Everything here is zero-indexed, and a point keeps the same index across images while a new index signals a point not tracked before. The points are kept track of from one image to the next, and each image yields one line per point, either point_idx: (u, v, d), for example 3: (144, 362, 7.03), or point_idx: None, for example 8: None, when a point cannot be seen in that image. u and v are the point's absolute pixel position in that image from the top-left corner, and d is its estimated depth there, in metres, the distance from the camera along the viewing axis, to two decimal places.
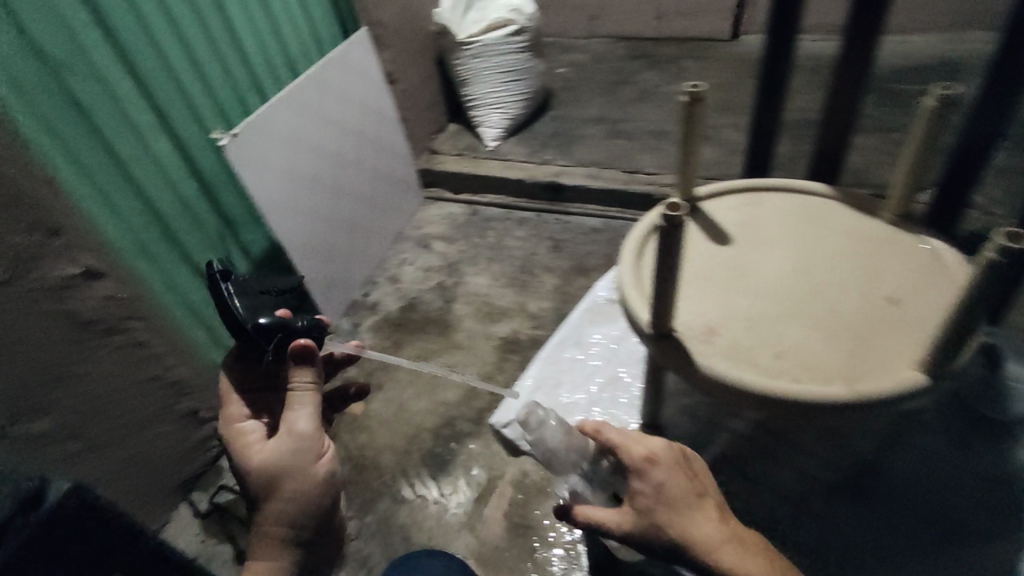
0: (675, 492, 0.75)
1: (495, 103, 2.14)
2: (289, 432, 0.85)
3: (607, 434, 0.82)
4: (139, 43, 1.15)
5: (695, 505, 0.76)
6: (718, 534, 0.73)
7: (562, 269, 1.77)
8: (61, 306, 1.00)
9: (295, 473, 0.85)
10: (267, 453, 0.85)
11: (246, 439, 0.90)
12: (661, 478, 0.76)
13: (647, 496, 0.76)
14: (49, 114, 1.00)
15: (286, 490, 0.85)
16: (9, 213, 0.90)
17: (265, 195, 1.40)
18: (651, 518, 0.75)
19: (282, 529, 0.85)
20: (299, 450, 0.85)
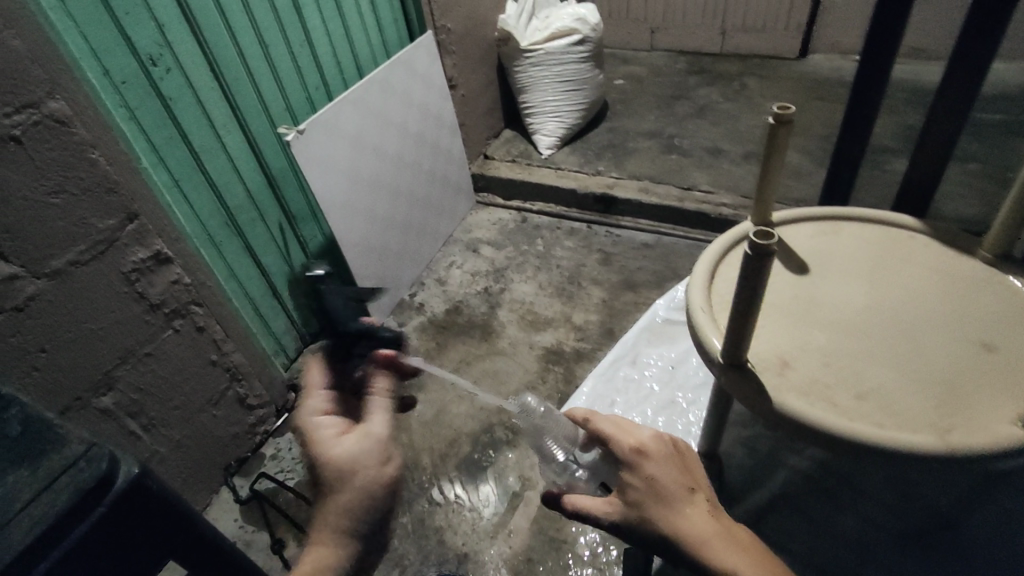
0: (667, 485, 0.67)
1: (553, 112, 2.13)
2: (368, 431, 0.71)
3: (597, 421, 0.76)
4: (221, 40, 1.19)
5: (689, 499, 0.67)
6: (713, 530, 0.64)
7: (610, 283, 1.75)
8: (132, 288, 1.04)
9: (366, 473, 0.69)
10: (343, 447, 0.70)
11: (324, 432, 0.71)
12: (653, 469, 0.68)
13: (636, 489, 0.67)
14: (133, 105, 1.05)
15: (354, 487, 0.69)
16: (91, 197, 0.94)
17: (327, 193, 1.43)
18: (641, 511, 0.67)
19: (339, 536, 0.69)
20: (378, 452, 0.70)
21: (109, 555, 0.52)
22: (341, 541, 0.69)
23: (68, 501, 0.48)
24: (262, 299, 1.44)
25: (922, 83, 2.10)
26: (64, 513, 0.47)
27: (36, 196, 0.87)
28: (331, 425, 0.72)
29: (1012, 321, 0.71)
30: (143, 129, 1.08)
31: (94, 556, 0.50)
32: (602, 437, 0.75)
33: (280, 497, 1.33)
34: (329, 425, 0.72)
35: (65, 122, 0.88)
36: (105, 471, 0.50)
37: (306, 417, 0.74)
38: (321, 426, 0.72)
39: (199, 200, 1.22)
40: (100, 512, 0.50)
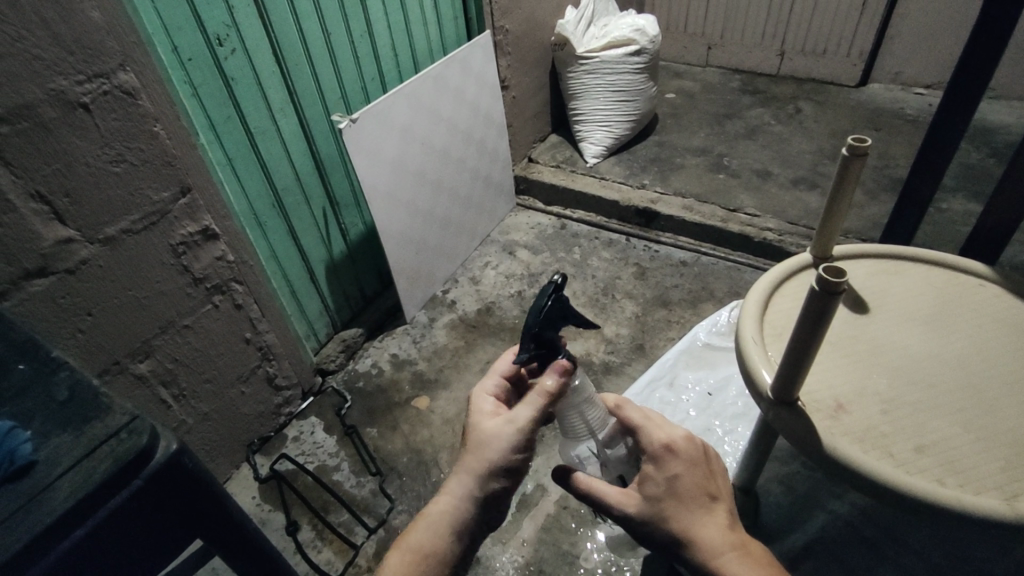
0: (687, 487, 0.65)
1: (602, 121, 2.11)
2: (512, 419, 0.68)
3: (630, 408, 0.73)
4: (285, 24, 1.20)
5: (707, 507, 0.65)
6: (725, 541, 0.63)
7: (644, 298, 1.72)
8: (178, 261, 1.06)
9: (493, 452, 0.67)
10: (486, 427, 0.69)
11: (479, 408, 0.73)
12: (678, 470, 0.66)
13: (656, 485, 0.66)
14: (196, 82, 1.08)
15: (478, 461, 0.67)
16: (150, 168, 0.96)
17: (373, 183, 1.44)
18: (658, 508, 0.65)
19: (457, 505, 0.67)
20: (512, 441, 0.67)
21: (141, 527, 0.52)
22: (458, 513, 0.67)
23: (107, 470, 0.48)
24: (300, 283, 1.46)
25: (989, 122, 2.02)
26: (101, 483, 0.48)
27: (99, 162, 0.89)
28: (488, 406, 0.73)
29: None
30: (203, 106, 1.10)
31: (125, 525, 0.51)
32: (630, 427, 0.72)
33: (299, 479, 1.34)
34: (487, 402, 0.73)
35: (132, 93, 0.90)
36: (144, 446, 0.50)
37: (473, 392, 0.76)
38: (481, 400, 0.74)
39: (250, 180, 1.24)
40: (136, 485, 0.50)
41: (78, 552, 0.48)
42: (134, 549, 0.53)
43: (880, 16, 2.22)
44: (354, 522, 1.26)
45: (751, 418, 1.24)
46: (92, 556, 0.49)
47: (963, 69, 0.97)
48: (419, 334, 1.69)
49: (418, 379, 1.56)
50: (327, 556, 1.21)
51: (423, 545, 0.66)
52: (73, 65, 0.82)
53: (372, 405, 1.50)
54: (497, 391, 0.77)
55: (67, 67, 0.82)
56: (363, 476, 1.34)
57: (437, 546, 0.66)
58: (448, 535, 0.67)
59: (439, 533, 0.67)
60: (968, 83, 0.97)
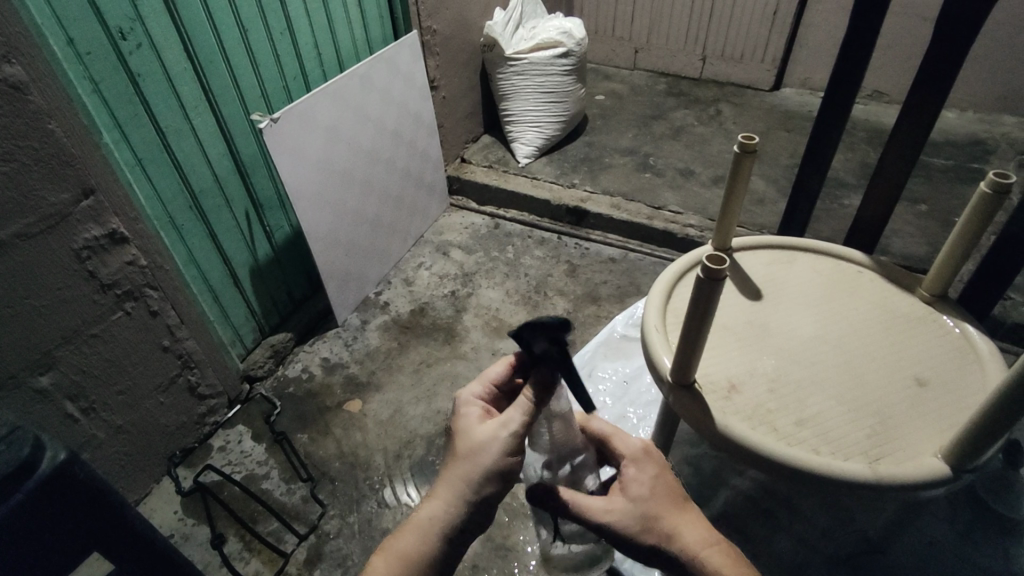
0: (666, 487, 0.70)
1: (533, 122, 2.14)
2: (507, 423, 0.67)
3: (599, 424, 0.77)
4: (197, 19, 1.16)
5: (682, 506, 0.69)
6: (703, 539, 0.67)
7: (575, 295, 1.76)
8: (82, 266, 1.01)
9: (486, 459, 0.66)
10: (480, 432, 0.68)
11: (470, 418, 0.71)
12: (656, 471, 0.71)
13: (639, 486, 0.69)
14: (99, 79, 1.03)
15: (469, 466, 0.66)
16: (46, 167, 0.91)
17: (296, 183, 1.41)
18: (647, 508, 0.67)
19: (446, 512, 0.66)
20: (507, 444, 0.66)
21: (32, 538, 0.54)
22: (449, 519, 0.66)
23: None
24: (222, 288, 1.41)
25: (886, 125, 2.19)
26: None
27: None
28: (477, 412, 0.72)
29: (958, 362, 0.74)
30: (106, 101, 1.05)
31: (11, 539, 0.52)
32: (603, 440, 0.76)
33: (224, 490, 1.30)
34: (475, 410, 0.72)
35: (22, 88, 0.85)
36: (26, 457, 0.53)
37: (460, 397, 0.75)
38: (470, 407, 0.73)
39: (163, 181, 1.20)
40: (21, 495, 0.53)
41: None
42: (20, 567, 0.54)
43: (790, 24, 2.36)
44: (284, 530, 1.24)
45: (660, 402, 1.30)
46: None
47: (849, 76, 1.05)
48: (351, 336, 1.67)
49: (350, 382, 1.54)
50: (256, 567, 1.18)
51: (410, 548, 0.66)
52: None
53: (303, 411, 1.47)
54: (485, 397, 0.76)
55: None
56: (293, 483, 1.32)
57: (421, 551, 0.66)
58: (434, 542, 0.66)
59: (426, 540, 0.66)
60: (855, 88, 1.05)
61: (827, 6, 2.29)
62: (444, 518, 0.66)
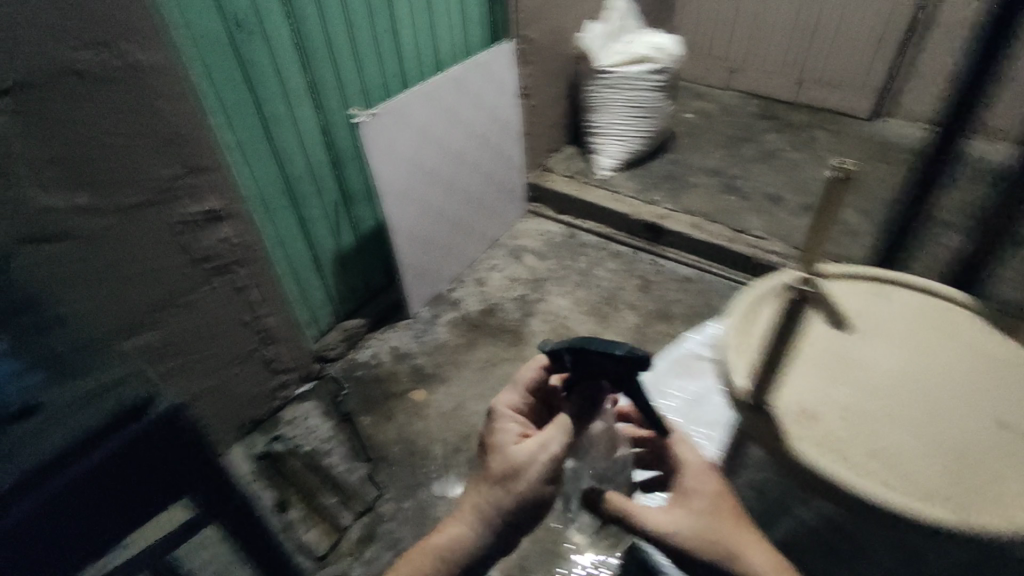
0: (727, 503, 0.71)
1: (617, 135, 2.13)
2: (546, 445, 0.69)
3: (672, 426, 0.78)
4: (308, 17, 1.25)
5: (746, 526, 0.69)
6: (772, 563, 0.67)
7: (645, 310, 1.75)
8: (185, 238, 1.10)
9: (521, 484, 0.68)
10: (515, 449, 0.69)
11: (504, 437, 0.73)
12: (717, 488, 0.72)
13: (700, 500, 0.71)
14: (216, 66, 1.13)
15: (502, 490, 0.68)
16: (165, 145, 1.00)
17: (386, 177, 1.47)
18: (708, 525, 0.69)
19: (470, 534, 0.69)
20: (544, 469, 0.68)
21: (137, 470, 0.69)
22: (473, 539, 0.69)
23: (111, 420, 0.66)
24: (306, 270, 1.50)
25: (1000, 164, 2.04)
26: (105, 428, 0.65)
27: (117, 137, 0.93)
28: (514, 429, 0.74)
29: None
30: (220, 88, 1.15)
31: (124, 470, 0.67)
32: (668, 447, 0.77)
33: (291, 461, 1.37)
34: (513, 426, 0.74)
35: (146, 70, 0.93)
36: (140, 403, 0.69)
37: (494, 406, 0.77)
38: (506, 424, 0.74)
39: (263, 165, 1.29)
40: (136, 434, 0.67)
41: (89, 477, 0.64)
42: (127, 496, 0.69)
43: (900, 52, 2.24)
44: (342, 505, 1.29)
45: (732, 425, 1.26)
46: (98, 482, 0.65)
47: None
48: (421, 329, 1.72)
49: (416, 372, 1.58)
50: (314, 537, 1.24)
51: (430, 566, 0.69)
52: (72, 31, 0.84)
53: (369, 395, 1.53)
54: (520, 409, 0.77)
55: (66, 32, 0.83)
56: (354, 462, 1.37)
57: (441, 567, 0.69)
58: (457, 561, 0.69)
59: (451, 556, 0.69)
60: None
61: (945, 35, 2.15)
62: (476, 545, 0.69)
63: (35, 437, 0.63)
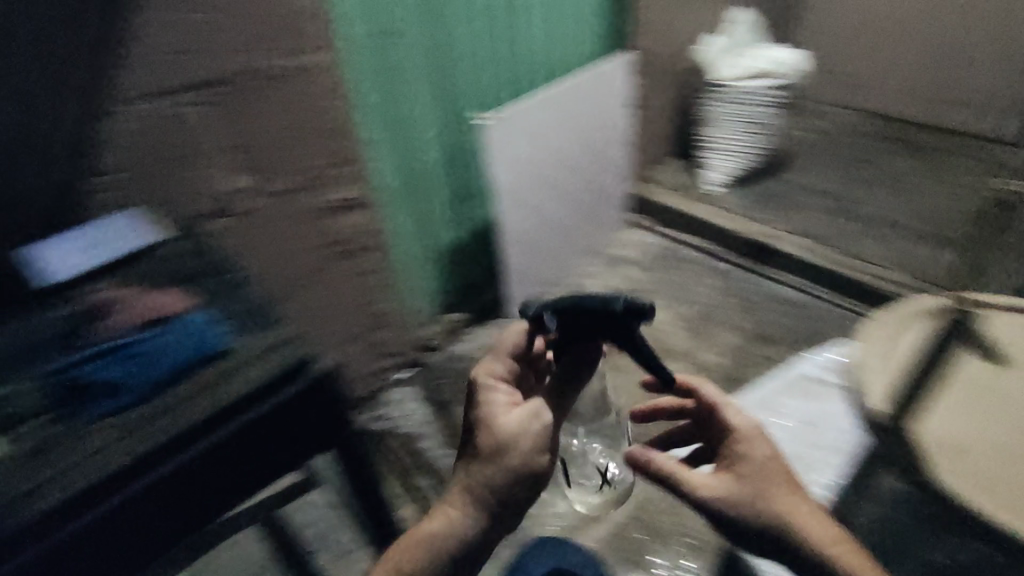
0: (774, 468, 0.77)
1: (729, 149, 2.08)
2: (540, 413, 0.76)
3: (709, 390, 0.84)
4: (440, 25, 1.34)
5: (794, 491, 0.77)
6: (829, 535, 0.75)
7: (744, 331, 1.71)
8: (325, 223, 1.18)
9: (512, 461, 0.73)
10: (507, 420, 0.75)
11: (493, 407, 0.77)
12: (764, 453, 0.78)
13: (748, 465, 0.77)
14: (364, 70, 1.22)
15: (493, 469, 0.73)
16: (316, 136, 1.08)
17: (504, 181, 1.54)
18: (757, 491, 0.75)
19: (463, 523, 0.74)
20: (535, 441, 0.74)
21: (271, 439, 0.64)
22: (465, 525, 0.74)
23: (261, 384, 0.61)
24: (422, 262, 1.58)
25: None
26: (255, 391, 0.61)
27: (280, 128, 1.03)
28: (502, 399, 0.77)
29: None
30: (366, 90, 1.25)
31: (252, 439, 0.62)
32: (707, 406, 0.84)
33: (391, 441, 1.45)
34: (501, 394, 0.78)
35: (313, 72, 1.03)
36: (295, 365, 0.63)
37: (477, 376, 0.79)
38: (493, 393, 0.78)
39: (396, 162, 1.39)
40: (272, 402, 0.62)
41: (217, 454, 0.60)
42: (246, 472, 0.64)
43: None
44: (436, 488, 1.35)
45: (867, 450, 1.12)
46: (218, 462, 0.61)
47: None
48: None
49: None
50: (409, 514, 1.31)
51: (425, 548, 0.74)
52: (257, 35, 0.94)
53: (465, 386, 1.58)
54: (506, 376, 0.80)
55: (252, 36, 0.93)
56: (449, 449, 1.43)
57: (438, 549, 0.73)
58: (449, 546, 0.74)
59: (446, 540, 0.74)
60: None
61: None
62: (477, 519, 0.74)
63: (166, 411, 0.58)
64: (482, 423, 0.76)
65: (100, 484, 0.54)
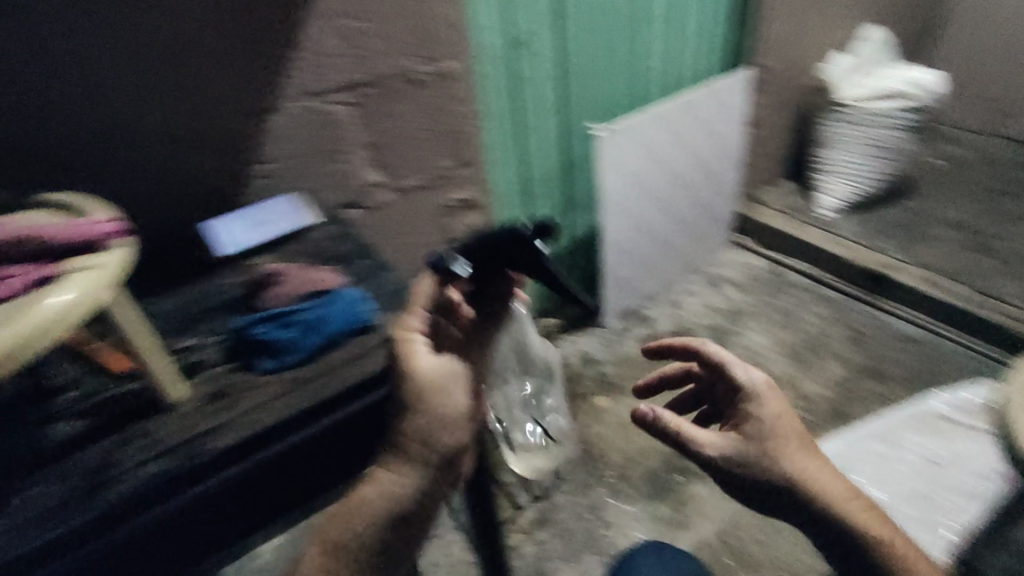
0: (786, 426, 0.74)
1: (851, 173, 1.97)
2: (462, 367, 0.66)
3: (714, 350, 0.82)
4: (568, 38, 1.37)
5: (805, 448, 0.73)
6: (844, 492, 0.72)
7: (854, 364, 1.62)
8: (444, 221, 1.25)
9: (441, 417, 0.64)
10: (434, 372, 0.63)
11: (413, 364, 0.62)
12: (774, 409, 0.75)
13: (754, 423, 0.74)
14: (494, 79, 1.28)
15: (423, 427, 0.63)
16: (444, 139, 1.15)
17: (611, 191, 1.55)
18: (759, 444, 0.73)
19: (395, 490, 0.63)
20: (462, 391, 0.65)
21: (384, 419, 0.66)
22: (396, 491, 0.63)
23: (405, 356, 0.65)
24: None
25: None
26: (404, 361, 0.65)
27: (415, 130, 1.10)
28: (423, 353, 0.63)
29: None
30: (493, 98, 1.30)
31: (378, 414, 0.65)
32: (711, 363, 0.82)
33: None
34: (423, 347, 0.63)
35: (450, 78, 1.09)
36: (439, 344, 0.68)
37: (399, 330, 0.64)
38: (414, 349, 0.63)
39: (511, 168, 1.44)
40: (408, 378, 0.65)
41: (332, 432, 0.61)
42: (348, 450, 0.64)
43: None
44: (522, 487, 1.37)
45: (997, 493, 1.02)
46: (333, 440, 0.62)
47: None
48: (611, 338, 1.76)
49: (601, 379, 1.63)
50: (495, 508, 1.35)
51: (356, 517, 0.63)
52: (404, 43, 1.01)
53: None
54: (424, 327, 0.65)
55: (401, 44, 1.01)
56: None
57: (372, 518, 0.63)
58: (384, 513, 0.63)
59: (378, 507, 0.63)
60: None
61: None
62: (414, 484, 0.63)
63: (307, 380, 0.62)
64: (397, 377, 0.62)
65: (263, 436, 0.57)
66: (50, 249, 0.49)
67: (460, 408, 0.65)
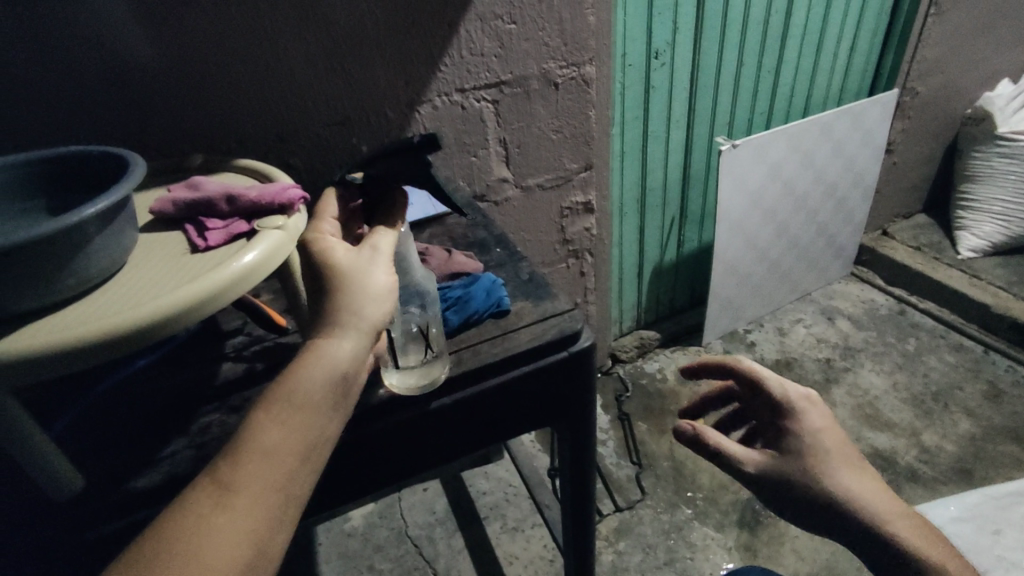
0: (828, 439, 0.67)
1: (1005, 213, 1.79)
2: (378, 246, 0.52)
3: (745, 364, 0.77)
4: (709, 50, 1.34)
5: (850, 463, 0.66)
6: (894, 510, 0.64)
7: (987, 421, 1.47)
8: (560, 221, 1.27)
9: (377, 291, 0.49)
10: (353, 253, 0.51)
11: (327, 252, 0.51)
12: (812, 422, 0.69)
13: (796, 438, 0.68)
14: (628, 86, 1.29)
15: (355, 300, 0.48)
16: (574, 143, 1.17)
17: (729, 208, 1.50)
18: (795, 460, 0.67)
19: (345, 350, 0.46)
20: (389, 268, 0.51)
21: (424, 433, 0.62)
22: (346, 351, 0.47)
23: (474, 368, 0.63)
24: (629, 272, 1.62)
25: None
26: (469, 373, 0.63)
27: (546, 130, 1.13)
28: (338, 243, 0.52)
29: None
30: (623, 104, 1.31)
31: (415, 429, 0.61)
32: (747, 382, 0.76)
33: None
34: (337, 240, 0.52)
35: (588, 83, 1.12)
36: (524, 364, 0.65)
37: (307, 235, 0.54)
38: (325, 240, 0.52)
39: (630, 175, 1.43)
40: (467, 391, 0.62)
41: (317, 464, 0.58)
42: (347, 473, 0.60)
43: None
44: (605, 494, 1.37)
45: None
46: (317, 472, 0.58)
47: None
48: None
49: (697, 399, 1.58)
50: None
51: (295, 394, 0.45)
52: (551, 48, 1.05)
53: (648, 404, 1.58)
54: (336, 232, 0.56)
55: (548, 49, 1.05)
56: (623, 459, 1.44)
57: (317, 390, 0.45)
58: (335, 381, 0.46)
59: (324, 373, 0.45)
60: None
61: None
62: (346, 347, 0.47)
63: None
64: (319, 257, 0.50)
65: (374, 410, 0.59)
66: (248, 206, 0.56)
67: (383, 284, 0.50)
